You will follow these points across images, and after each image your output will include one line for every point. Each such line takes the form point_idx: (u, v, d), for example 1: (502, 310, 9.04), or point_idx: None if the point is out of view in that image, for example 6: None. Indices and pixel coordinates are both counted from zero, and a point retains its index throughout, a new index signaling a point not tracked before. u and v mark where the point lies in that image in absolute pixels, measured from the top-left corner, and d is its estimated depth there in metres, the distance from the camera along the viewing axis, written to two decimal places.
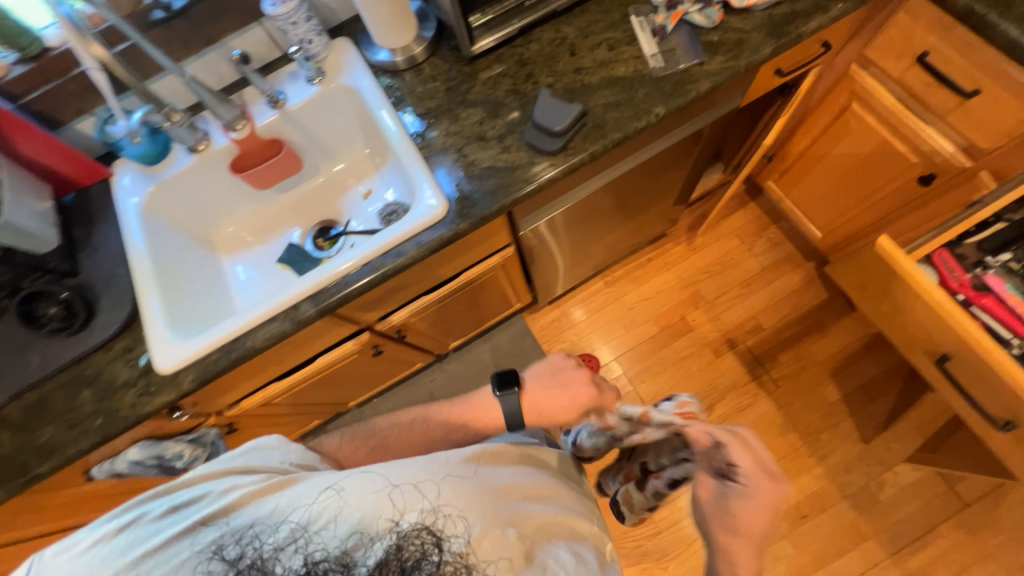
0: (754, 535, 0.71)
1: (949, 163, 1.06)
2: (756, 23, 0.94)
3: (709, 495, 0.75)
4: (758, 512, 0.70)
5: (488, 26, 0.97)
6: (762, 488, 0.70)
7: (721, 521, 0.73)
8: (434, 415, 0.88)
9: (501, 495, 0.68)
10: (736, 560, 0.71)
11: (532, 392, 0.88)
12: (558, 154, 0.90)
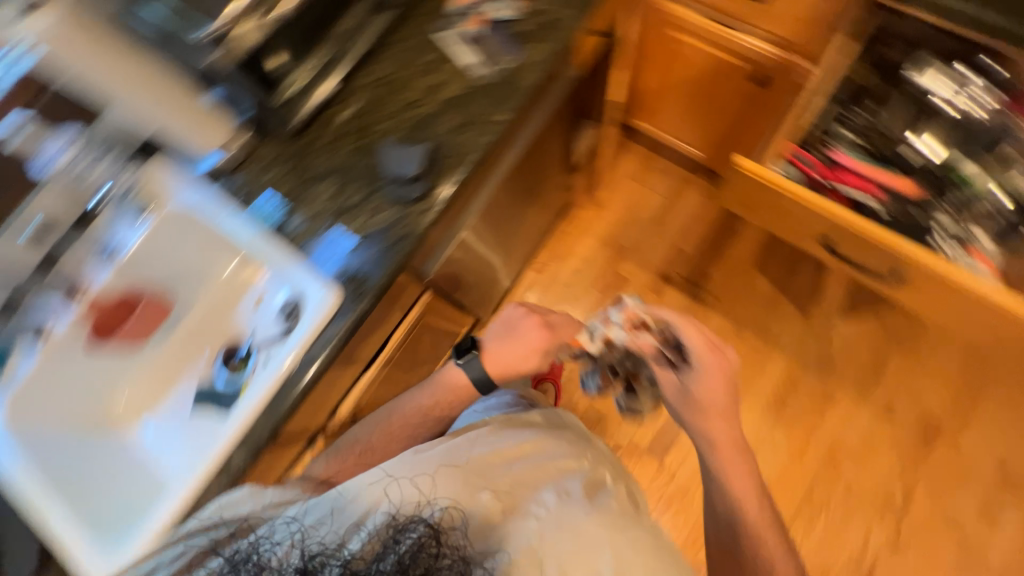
0: (717, 408, 0.86)
1: (769, 60, 1.14)
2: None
3: (672, 387, 0.90)
4: (714, 386, 0.86)
5: (303, 97, 0.91)
6: (711, 364, 0.87)
7: (688, 406, 0.88)
8: (409, 405, 0.95)
9: (490, 465, 0.75)
10: (712, 435, 0.86)
11: (492, 351, 0.95)
12: (425, 198, 0.87)
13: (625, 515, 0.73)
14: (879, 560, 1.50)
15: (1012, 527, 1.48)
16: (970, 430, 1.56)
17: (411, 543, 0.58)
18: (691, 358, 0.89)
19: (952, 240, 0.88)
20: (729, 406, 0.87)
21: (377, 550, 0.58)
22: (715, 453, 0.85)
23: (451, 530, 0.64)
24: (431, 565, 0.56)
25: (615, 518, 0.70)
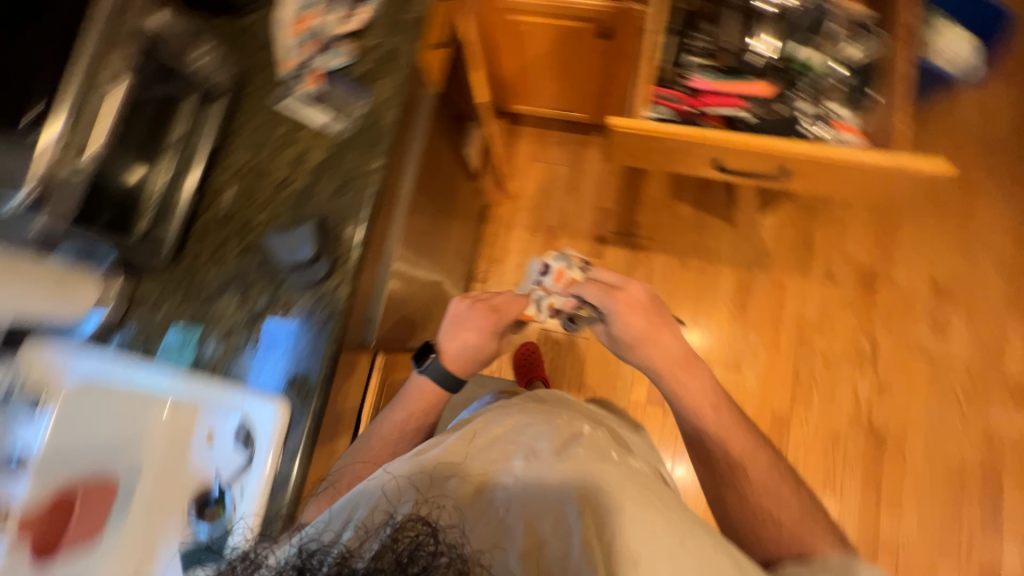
0: (643, 337, 0.89)
1: (605, 13, 1.20)
2: (384, 31, 0.92)
3: (607, 337, 0.98)
4: (629, 315, 0.90)
5: (161, 223, 0.83)
6: (619, 301, 0.92)
7: (622, 347, 0.92)
8: (385, 424, 0.92)
9: (477, 445, 0.72)
10: (656, 364, 0.89)
11: (450, 350, 0.96)
12: (334, 272, 0.83)
13: (600, 459, 0.71)
14: (873, 407, 1.63)
15: (962, 331, 1.66)
16: (899, 264, 1.72)
17: (408, 541, 0.54)
18: (600, 310, 0.95)
19: (817, 120, 0.95)
20: (654, 328, 0.89)
21: (374, 550, 0.54)
22: (666, 378, 0.88)
23: (449, 528, 0.60)
24: (426, 565, 0.52)
25: (590, 467, 0.68)
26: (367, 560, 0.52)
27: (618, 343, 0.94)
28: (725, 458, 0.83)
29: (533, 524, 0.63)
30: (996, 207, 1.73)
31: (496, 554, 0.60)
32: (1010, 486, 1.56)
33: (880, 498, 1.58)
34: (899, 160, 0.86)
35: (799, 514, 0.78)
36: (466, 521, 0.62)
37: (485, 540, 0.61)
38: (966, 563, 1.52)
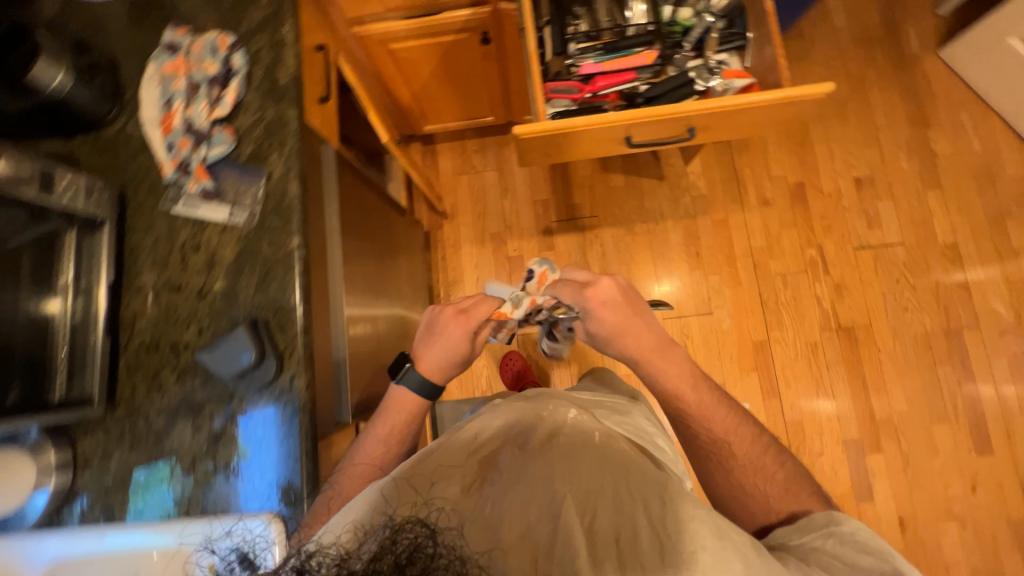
0: (619, 330, 0.87)
1: (479, 20, 1.18)
2: (256, 102, 0.85)
3: (585, 336, 0.96)
4: (603, 313, 0.87)
5: (83, 375, 0.75)
6: (592, 299, 0.87)
7: (600, 341, 0.91)
8: (371, 440, 0.85)
9: (469, 444, 0.70)
10: (633, 353, 0.88)
11: (426, 357, 0.91)
12: (284, 365, 0.77)
13: (583, 447, 0.70)
14: (838, 309, 1.73)
15: (892, 214, 1.77)
16: (822, 171, 1.81)
17: (406, 541, 0.51)
18: (576, 310, 0.91)
19: (707, 72, 0.97)
20: (626, 322, 0.88)
21: (373, 551, 0.50)
22: (641, 364, 0.89)
23: (447, 530, 0.55)
24: (425, 566, 0.48)
25: (575, 458, 0.68)
26: (364, 562, 0.49)
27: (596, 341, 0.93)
28: (708, 438, 0.86)
29: (538, 515, 0.60)
30: (889, 92, 1.84)
31: (495, 553, 0.56)
32: (971, 340, 1.69)
33: (867, 388, 1.68)
34: (787, 96, 0.87)
35: (785, 485, 0.81)
36: (465, 519, 0.58)
37: (481, 540, 0.56)
38: (955, 421, 1.65)
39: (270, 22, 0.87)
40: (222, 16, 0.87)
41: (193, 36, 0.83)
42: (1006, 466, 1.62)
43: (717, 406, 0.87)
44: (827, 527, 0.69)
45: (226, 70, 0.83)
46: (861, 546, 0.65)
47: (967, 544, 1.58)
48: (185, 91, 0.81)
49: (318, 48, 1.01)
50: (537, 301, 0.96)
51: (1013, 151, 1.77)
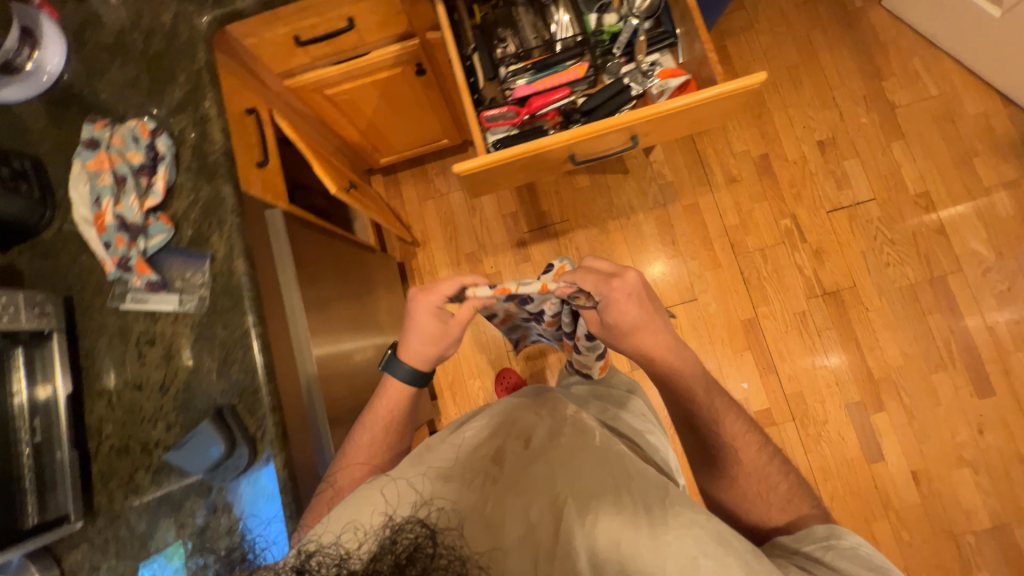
0: (633, 326, 0.85)
1: (411, 51, 1.14)
2: (190, 184, 0.83)
3: (597, 327, 0.92)
4: (622, 307, 0.83)
5: (53, 496, 0.73)
6: (612, 291, 0.83)
7: (612, 335, 0.89)
8: (366, 433, 0.86)
9: (470, 441, 0.68)
10: (647, 345, 0.86)
11: (405, 343, 0.89)
12: (258, 448, 0.76)
13: (582, 448, 0.68)
14: (821, 275, 1.72)
15: (860, 172, 1.75)
16: (784, 139, 1.79)
17: (407, 541, 0.49)
18: (594, 299, 0.86)
19: (643, 75, 0.95)
20: (646, 319, 0.85)
21: (374, 551, 0.49)
22: (656, 361, 0.87)
23: (448, 530, 0.53)
24: (425, 566, 0.47)
25: (576, 459, 0.66)
26: (364, 561, 0.47)
27: (605, 330, 0.90)
28: (718, 441, 0.84)
29: (541, 517, 0.58)
30: (839, 50, 1.82)
31: (496, 553, 0.53)
32: (957, 285, 1.68)
33: (861, 350, 1.67)
34: (727, 92, 0.86)
35: (786, 496, 0.80)
36: (466, 518, 0.55)
37: (483, 540, 0.54)
38: (953, 368, 1.64)
39: (190, 97, 0.86)
40: (142, 99, 0.86)
41: (113, 128, 0.82)
42: (1010, 405, 1.61)
43: (728, 411, 0.86)
44: (825, 540, 0.69)
45: (151, 159, 0.81)
46: (862, 562, 0.65)
47: (983, 488, 1.58)
48: (111, 186, 0.78)
49: (248, 111, 1.00)
50: (550, 286, 0.88)
51: (970, 89, 1.75)
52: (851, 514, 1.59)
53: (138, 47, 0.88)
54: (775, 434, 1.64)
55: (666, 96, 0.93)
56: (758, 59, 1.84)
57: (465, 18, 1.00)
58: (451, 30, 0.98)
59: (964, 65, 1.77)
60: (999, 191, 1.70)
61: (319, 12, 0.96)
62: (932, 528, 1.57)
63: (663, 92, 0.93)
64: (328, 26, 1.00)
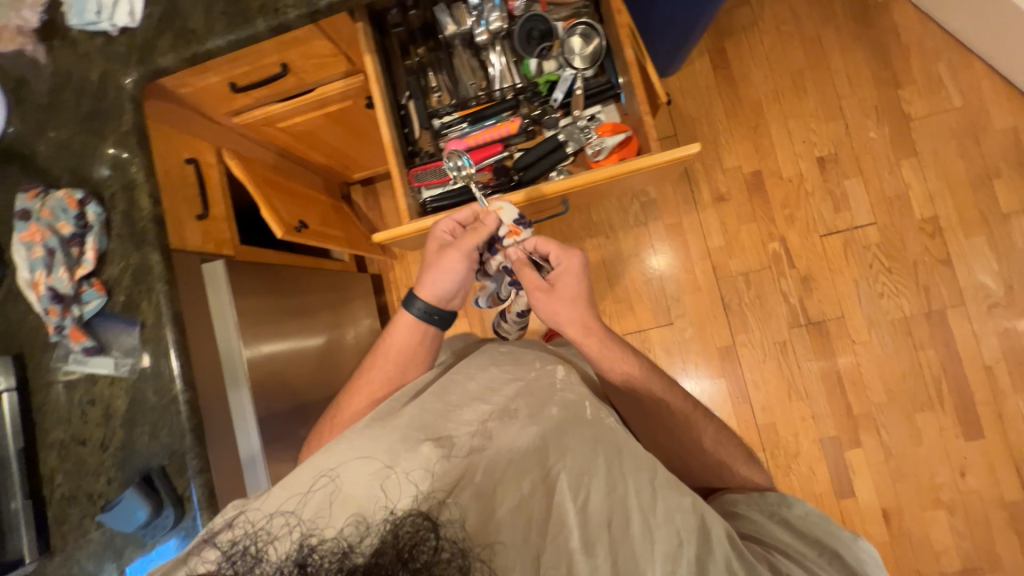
0: (576, 298, 0.83)
1: (357, 87, 1.09)
2: (121, 251, 0.86)
3: (538, 292, 0.82)
4: (573, 277, 0.82)
5: (10, 542, 0.81)
6: (569, 257, 0.83)
7: (551, 300, 0.82)
8: (369, 368, 0.86)
9: (458, 412, 0.65)
10: (583, 321, 0.82)
11: (422, 281, 0.86)
12: (187, 507, 0.82)
13: (577, 420, 0.64)
14: (807, 303, 1.63)
15: (861, 192, 1.62)
16: (780, 154, 1.66)
17: (408, 535, 0.49)
18: (551, 263, 0.85)
19: (580, 129, 0.90)
20: (588, 298, 0.84)
21: (374, 546, 0.48)
22: (593, 332, 0.82)
23: (450, 522, 0.51)
24: (427, 564, 0.47)
25: (572, 430, 0.62)
26: (367, 557, 0.47)
27: (554, 299, 0.82)
28: (651, 401, 0.81)
29: (541, 497, 0.55)
30: (853, 52, 1.64)
31: (497, 546, 0.51)
32: (956, 319, 1.57)
33: (842, 383, 1.61)
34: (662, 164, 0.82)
35: None
36: (469, 507, 0.53)
37: (486, 528, 0.52)
38: (940, 408, 1.56)
39: (122, 162, 0.87)
40: (75, 163, 0.88)
41: (43, 197, 0.84)
42: (997, 447, 1.53)
43: (651, 373, 0.83)
44: (775, 507, 0.71)
45: (82, 228, 0.84)
46: (811, 529, 0.67)
47: (957, 531, 1.53)
48: (43, 258, 0.80)
49: (188, 160, 1.01)
50: (519, 236, 0.85)
51: (1000, 100, 1.57)
52: None
53: (71, 108, 0.89)
54: None
55: (602, 156, 0.89)
56: (760, 63, 1.68)
57: (400, 63, 0.96)
58: (384, 76, 0.94)
59: (997, 72, 1.57)
60: (1019, 218, 1.55)
61: (250, 60, 0.94)
62: (898, 566, 1.54)
63: (598, 151, 0.89)
64: (263, 72, 0.98)
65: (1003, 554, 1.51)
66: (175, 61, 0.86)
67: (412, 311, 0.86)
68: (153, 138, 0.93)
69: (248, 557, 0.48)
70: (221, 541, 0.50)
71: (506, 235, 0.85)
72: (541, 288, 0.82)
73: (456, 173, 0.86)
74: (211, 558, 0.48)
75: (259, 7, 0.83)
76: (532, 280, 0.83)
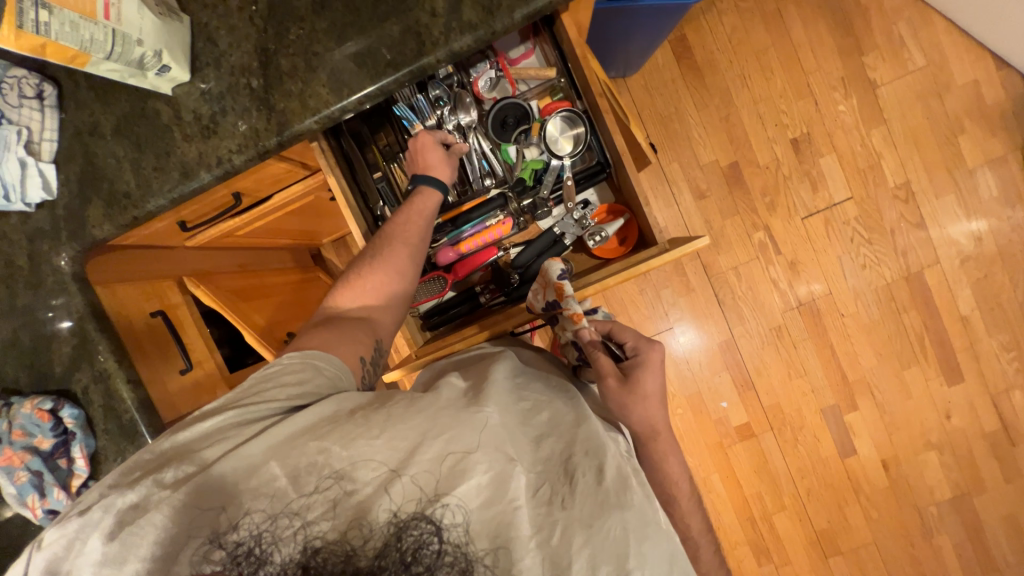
0: (654, 394, 0.76)
1: (320, 187, 0.99)
2: (113, 446, 0.79)
3: (612, 381, 0.75)
4: (656, 373, 0.77)
5: None
6: (653, 353, 0.78)
7: (628, 395, 0.75)
8: (390, 226, 0.83)
9: (531, 448, 0.62)
10: (652, 419, 0.76)
11: (435, 168, 0.85)
12: None
13: (650, 513, 0.60)
14: (796, 286, 1.67)
15: (836, 168, 1.63)
16: (755, 141, 1.63)
17: (412, 539, 0.51)
18: (628, 354, 0.79)
19: (580, 213, 0.91)
20: (662, 392, 0.77)
21: (376, 546, 0.51)
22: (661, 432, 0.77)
23: (456, 526, 0.53)
24: (430, 567, 0.49)
25: (648, 527, 0.58)
26: (370, 559, 0.50)
27: (626, 394, 0.75)
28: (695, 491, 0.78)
29: (572, 541, 0.54)
30: (815, 23, 1.58)
31: (500, 553, 0.52)
32: (933, 277, 1.64)
33: (836, 355, 1.69)
34: (671, 262, 0.85)
35: None
36: (480, 517, 0.53)
37: (492, 536, 0.53)
38: (925, 361, 1.68)
39: (84, 351, 0.78)
40: (32, 362, 0.79)
41: (9, 413, 0.75)
42: (976, 387, 1.67)
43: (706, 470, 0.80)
44: None
45: (63, 436, 0.76)
46: None
47: (947, 466, 1.69)
48: (30, 482, 0.74)
49: (154, 312, 0.91)
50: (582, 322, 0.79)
51: (960, 53, 1.56)
52: (824, 502, 1.73)
53: (6, 299, 0.79)
54: (754, 444, 1.73)
55: (603, 243, 0.93)
56: (723, 47, 1.60)
57: (368, 174, 0.91)
58: (353, 193, 0.89)
59: (956, 24, 1.55)
60: (984, 170, 1.60)
61: (198, 201, 0.85)
62: (899, 505, 1.71)
63: (599, 239, 0.93)
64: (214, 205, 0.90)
65: (987, 477, 1.69)
66: (113, 231, 0.75)
67: (436, 182, 0.84)
68: (109, 304, 0.82)
69: (253, 558, 0.51)
70: (242, 517, 0.54)
71: (571, 318, 0.79)
72: (616, 376, 0.76)
73: (446, 120, 0.90)
74: (215, 559, 0.52)
75: (197, 157, 0.73)
76: (607, 366, 0.76)
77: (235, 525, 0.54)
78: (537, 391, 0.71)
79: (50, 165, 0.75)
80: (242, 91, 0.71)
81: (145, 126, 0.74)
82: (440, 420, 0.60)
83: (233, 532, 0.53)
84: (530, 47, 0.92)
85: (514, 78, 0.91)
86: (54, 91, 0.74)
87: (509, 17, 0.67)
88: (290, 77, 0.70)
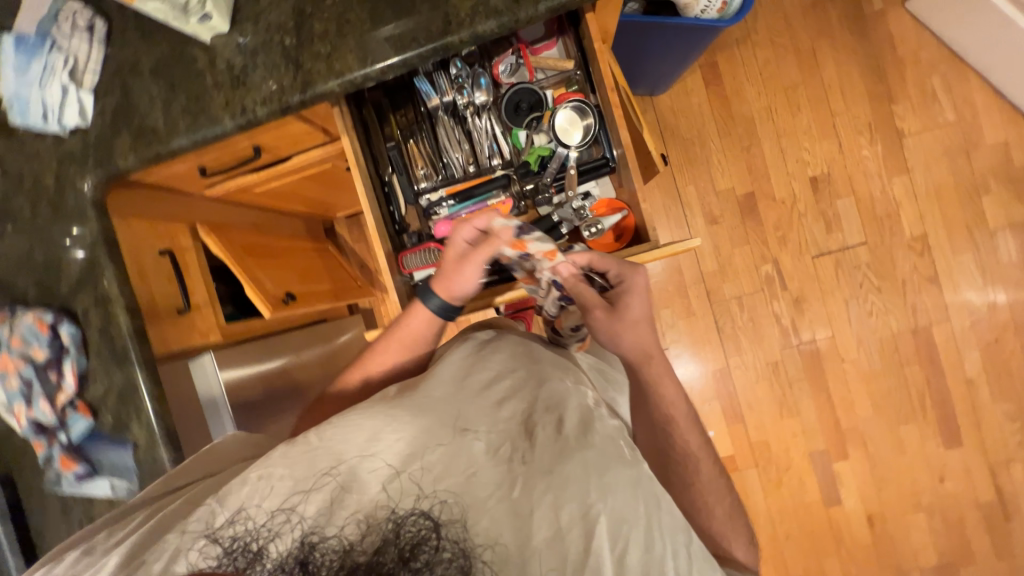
0: (640, 317, 0.75)
1: (335, 156, 1.03)
2: (104, 369, 0.82)
3: (599, 312, 0.73)
4: (641, 295, 0.75)
5: None
6: (638, 278, 0.75)
7: (614, 325, 0.73)
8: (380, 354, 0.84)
9: (487, 413, 0.62)
10: (641, 346, 0.75)
11: (447, 275, 0.82)
12: None
13: (615, 452, 0.60)
14: (799, 325, 1.65)
15: (853, 212, 1.62)
16: (773, 174, 1.64)
17: (411, 534, 0.49)
18: (613, 279, 0.77)
19: (579, 203, 0.93)
20: (649, 314, 0.76)
21: (375, 543, 0.49)
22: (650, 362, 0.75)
23: (452, 521, 0.51)
24: (429, 562, 0.47)
25: (608, 465, 0.58)
26: (370, 555, 0.47)
27: (614, 322, 0.73)
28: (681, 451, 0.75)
29: (538, 498, 0.54)
30: (847, 66, 1.60)
31: (499, 549, 0.51)
32: (942, 334, 1.61)
33: (832, 400, 1.66)
34: (663, 258, 0.89)
35: None
36: (471, 503, 0.53)
37: (484, 520, 0.52)
38: (923, 419, 1.63)
39: (91, 273, 0.82)
40: (42, 275, 0.83)
41: (11, 322, 0.79)
42: (974, 452, 1.62)
43: (691, 426, 0.77)
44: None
45: (57, 351, 0.80)
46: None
47: (935, 531, 1.63)
48: (19, 390, 0.77)
49: (162, 251, 0.96)
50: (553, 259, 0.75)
51: (992, 114, 1.55)
52: (802, 549, 1.68)
53: (27, 214, 0.84)
54: (737, 479, 1.69)
55: (600, 235, 0.93)
56: (753, 79, 1.62)
57: (381, 142, 0.94)
58: (364, 156, 0.92)
59: (990, 85, 1.55)
60: (1004, 233, 1.57)
61: (219, 148, 0.89)
62: (881, 565, 1.65)
63: (595, 231, 0.92)
64: (234, 156, 0.94)
65: (976, 549, 1.62)
66: (136, 163, 0.79)
67: (433, 296, 0.82)
68: (120, 234, 0.86)
69: (250, 553, 0.49)
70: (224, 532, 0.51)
71: (543, 257, 0.75)
72: (602, 307, 0.74)
73: (464, 99, 0.93)
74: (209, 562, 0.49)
75: (224, 105, 0.77)
76: (591, 298, 0.74)
77: (232, 520, 0.52)
78: (501, 359, 0.71)
79: (89, 95, 0.80)
80: (274, 48, 0.75)
81: (181, 71, 0.78)
82: (393, 410, 0.61)
83: (229, 525, 0.51)
84: (553, 37, 0.94)
85: (533, 67, 0.94)
86: (103, 27, 0.80)
87: (534, 7, 0.70)
88: (320, 40, 0.74)
